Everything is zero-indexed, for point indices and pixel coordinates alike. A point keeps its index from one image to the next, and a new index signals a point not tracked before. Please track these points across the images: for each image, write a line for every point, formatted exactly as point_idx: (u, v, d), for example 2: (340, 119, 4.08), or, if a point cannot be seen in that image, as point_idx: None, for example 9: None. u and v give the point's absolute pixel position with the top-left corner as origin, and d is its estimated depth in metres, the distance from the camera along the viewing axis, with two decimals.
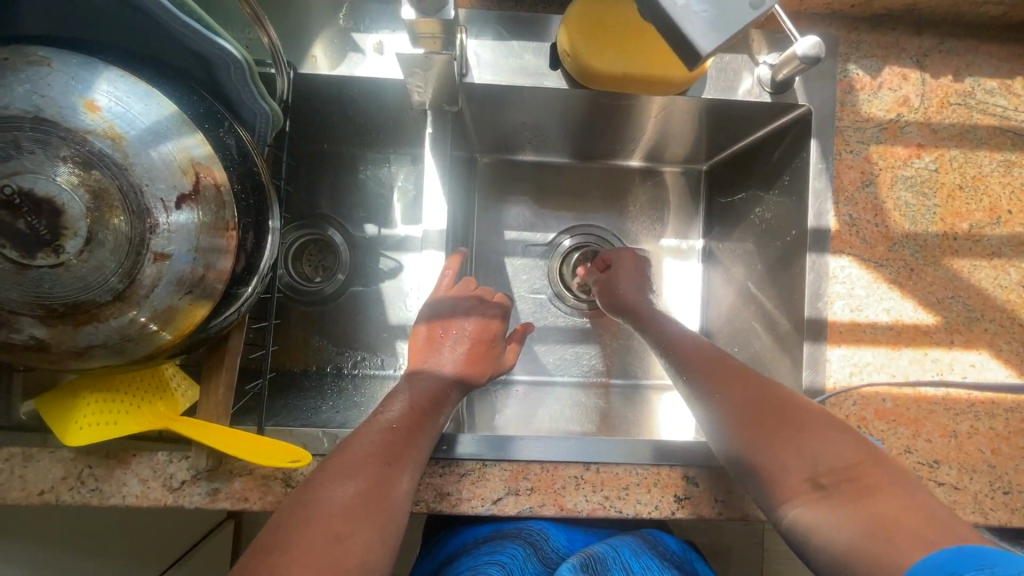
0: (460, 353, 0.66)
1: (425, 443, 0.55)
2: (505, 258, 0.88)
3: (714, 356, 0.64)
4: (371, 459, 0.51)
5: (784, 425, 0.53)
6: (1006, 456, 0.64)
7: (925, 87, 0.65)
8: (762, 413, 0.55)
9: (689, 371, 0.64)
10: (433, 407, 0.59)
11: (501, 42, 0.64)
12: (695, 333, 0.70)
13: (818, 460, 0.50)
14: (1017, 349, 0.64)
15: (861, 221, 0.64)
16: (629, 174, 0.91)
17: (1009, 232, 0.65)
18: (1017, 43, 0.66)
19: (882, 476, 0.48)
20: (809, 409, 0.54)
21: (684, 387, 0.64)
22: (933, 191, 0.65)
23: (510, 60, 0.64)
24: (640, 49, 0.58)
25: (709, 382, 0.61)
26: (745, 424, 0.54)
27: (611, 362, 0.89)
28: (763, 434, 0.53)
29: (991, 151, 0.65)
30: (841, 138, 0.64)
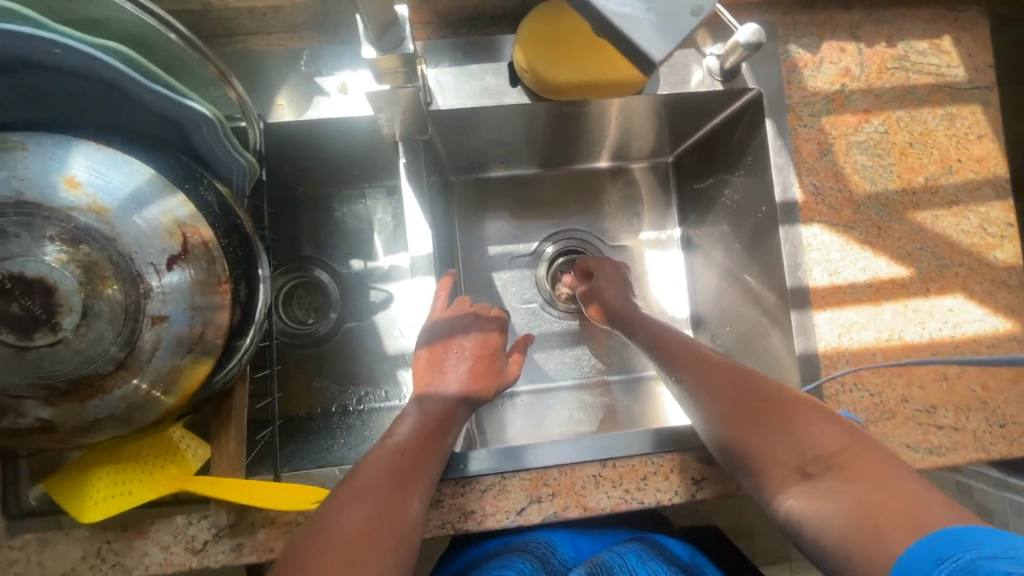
0: (464, 370, 0.68)
1: (437, 459, 0.56)
2: (492, 274, 0.90)
3: (702, 353, 0.66)
4: (380, 482, 0.51)
5: (771, 418, 0.55)
6: (996, 391, 0.67)
7: (863, 56, 0.69)
8: (752, 408, 0.57)
9: (677, 371, 0.66)
10: (439, 425, 0.60)
11: (459, 67, 0.66)
12: (679, 331, 0.72)
13: (805, 450, 0.52)
14: (988, 288, 0.68)
15: (825, 189, 0.67)
16: (600, 175, 0.93)
17: (962, 180, 0.69)
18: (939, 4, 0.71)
19: (869, 458, 0.49)
20: (796, 399, 0.56)
21: (674, 385, 0.66)
22: (887, 152, 0.68)
23: (471, 83, 0.66)
24: (591, 56, 0.61)
25: (699, 380, 0.62)
26: (736, 420, 0.56)
27: (610, 359, 0.91)
28: (751, 427, 0.55)
29: (933, 107, 0.69)
30: (794, 114, 0.67)
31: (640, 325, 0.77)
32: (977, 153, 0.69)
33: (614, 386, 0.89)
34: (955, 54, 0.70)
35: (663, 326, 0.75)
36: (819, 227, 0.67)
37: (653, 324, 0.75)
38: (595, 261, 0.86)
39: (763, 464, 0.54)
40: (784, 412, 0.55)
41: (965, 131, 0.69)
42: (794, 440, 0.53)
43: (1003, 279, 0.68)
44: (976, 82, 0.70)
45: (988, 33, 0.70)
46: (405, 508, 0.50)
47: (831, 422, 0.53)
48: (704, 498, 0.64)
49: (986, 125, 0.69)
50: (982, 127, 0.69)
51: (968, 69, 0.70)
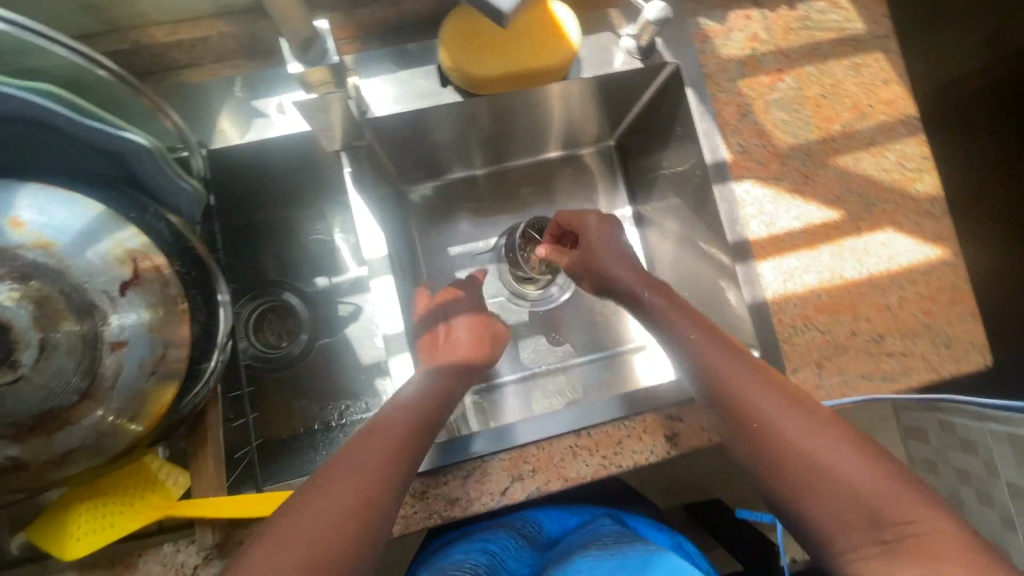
0: (466, 334, 0.74)
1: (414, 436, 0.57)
2: (456, 274, 0.92)
3: (750, 374, 0.58)
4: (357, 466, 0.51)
5: (836, 468, 0.50)
6: (936, 314, 0.71)
7: (768, 20, 0.73)
8: (812, 455, 0.51)
9: (724, 388, 0.58)
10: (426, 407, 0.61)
11: (390, 74, 0.69)
12: (718, 332, 0.63)
13: (875, 511, 0.48)
14: (914, 220, 0.72)
15: (751, 147, 0.71)
16: (548, 165, 0.96)
17: (875, 122, 0.73)
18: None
19: (934, 521, 0.47)
20: (859, 445, 0.51)
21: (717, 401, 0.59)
22: (803, 106, 0.72)
23: (404, 87, 0.69)
24: (511, 48, 0.64)
25: (748, 412, 0.56)
26: (787, 470, 0.52)
27: (582, 341, 0.93)
28: (814, 476, 0.51)
29: (839, 60, 0.74)
30: (711, 81, 0.71)
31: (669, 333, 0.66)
32: (885, 97, 0.74)
33: (589, 366, 0.92)
34: (852, 9, 0.75)
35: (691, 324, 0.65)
36: (746, 180, 0.71)
37: (679, 325, 0.66)
38: (579, 223, 0.79)
39: (823, 522, 0.50)
40: (839, 459, 0.50)
41: (872, 78, 0.74)
42: (855, 499, 0.49)
43: (927, 210, 0.73)
44: (874, 31, 0.75)
45: None
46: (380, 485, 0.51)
47: (876, 463, 0.50)
48: (679, 453, 0.66)
49: (889, 70, 0.74)
50: (886, 72, 0.74)
51: (866, 21, 0.75)
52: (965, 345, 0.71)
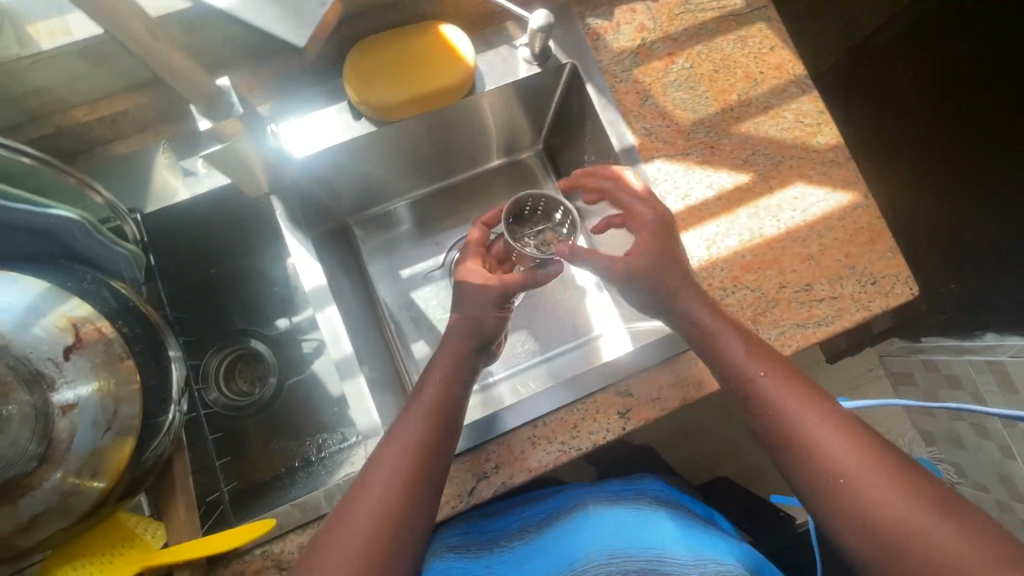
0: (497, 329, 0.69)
1: (425, 458, 0.58)
2: (411, 294, 0.94)
3: (820, 413, 0.56)
4: (380, 498, 0.54)
5: (876, 503, 0.50)
6: (857, 255, 0.75)
7: (652, 10, 0.78)
8: (879, 506, 0.49)
9: (784, 423, 0.56)
10: (440, 415, 0.61)
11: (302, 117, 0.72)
12: (787, 369, 0.60)
13: (910, 547, 0.47)
14: (820, 171, 0.76)
15: (656, 129, 0.75)
16: (486, 177, 1.00)
17: (769, 87, 0.78)
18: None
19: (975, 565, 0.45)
20: (914, 489, 0.49)
21: (773, 437, 0.57)
22: (698, 83, 0.77)
23: (317, 125, 0.72)
24: (411, 73, 0.68)
25: (813, 455, 0.54)
26: (847, 514, 0.51)
27: (544, 338, 0.96)
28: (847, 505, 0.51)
29: (725, 36, 0.78)
30: (609, 74, 0.76)
31: (725, 364, 0.62)
32: (774, 62, 0.78)
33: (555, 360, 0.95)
34: None
35: (759, 360, 0.60)
36: (656, 160, 0.74)
37: (743, 358, 0.61)
38: None
39: (842, 535, 0.51)
40: (908, 512, 0.48)
41: (759, 47, 0.79)
42: (906, 550, 0.48)
43: (831, 159, 0.77)
44: (753, 5, 0.80)
45: None
46: (399, 510, 0.54)
47: (929, 503, 0.49)
48: (635, 427, 0.68)
49: (774, 37, 0.79)
50: (771, 39, 0.79)
51: None
52: (891, 279, 0.74)
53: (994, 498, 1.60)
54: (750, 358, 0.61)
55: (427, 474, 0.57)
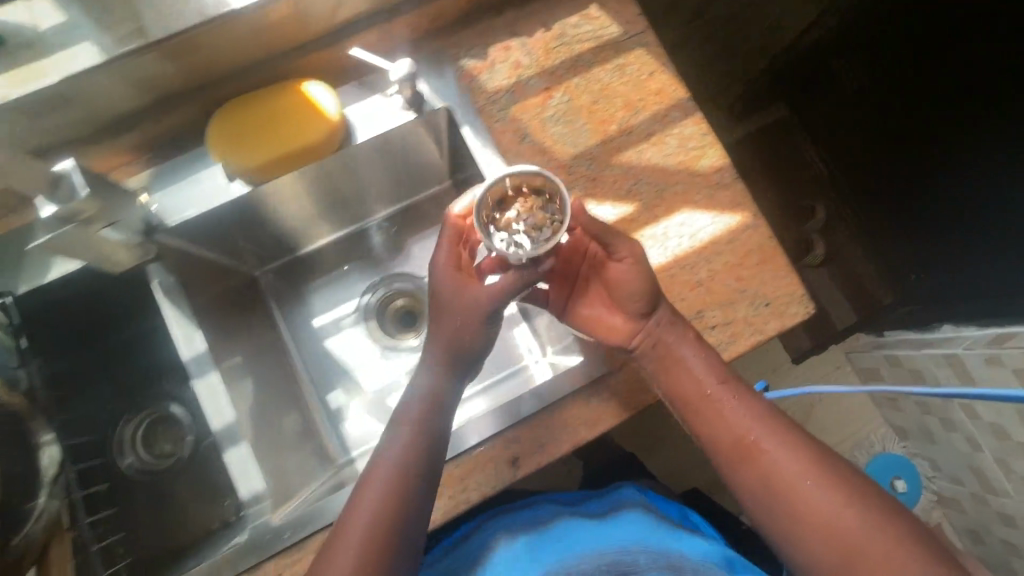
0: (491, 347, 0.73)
1: (416, 471, 0.65)
2: (325, 341, 0.95)
3: (763, 425, 0.68)
4: (377, 511, 0.62)
5: (798, 494, 0.64)
6: (749, 277, 0.73)
7: (527, 46, 0.77)
8: (814, 507, 0.63)
9: (730, 431, 0.68)
10: (422, 442, 0.67)
11: (175, 185, 0.72)
12: (733, 383, 0.70)
13: (827, 526, 0.62)
14: (706, 194, 0.75)
15: (536, 166, 0.74)
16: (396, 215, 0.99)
17: (650, 114, 0.77)
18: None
19: (874, 539, 0.61)
20: (828, 480, 0.64)
21: (724, 443, 0.69)
22: (577, 115, 0.76)
23: (191, 192, 0.72)
24: (276, 131, 0.68)
25: (760, 465, 0.66)
26: (791, 512, 0.64)
27: None
28: (780, 496, 0.65)
29: (602, 65, 0.78)
30: (485, 114, 0.75)
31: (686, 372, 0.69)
32: (655, 87, 0.78)
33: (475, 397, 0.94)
34: (606, 15, 0.79)
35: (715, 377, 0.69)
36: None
37: (697, 374, 0.70)
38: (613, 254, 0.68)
39: (778, 520, 0.65)
40: (839, 511, 0.62)
41: (639, 74, 0.78)
42: (825, 529, 0.62)
43: (717, 182, 0.76)
44: (631, 31, 0.79)
45: None
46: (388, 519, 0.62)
47: (839, 491, 0.63)
48: (522, 476, 0.71)
49: (654, 62, 0.78)
50: (651, 64, 0.78)
51: (620, 24, 0.79)
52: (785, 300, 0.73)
53: (970, 490, 1.57)
54: (702, 374, 0.69)
55: (417, 483, 0.64)
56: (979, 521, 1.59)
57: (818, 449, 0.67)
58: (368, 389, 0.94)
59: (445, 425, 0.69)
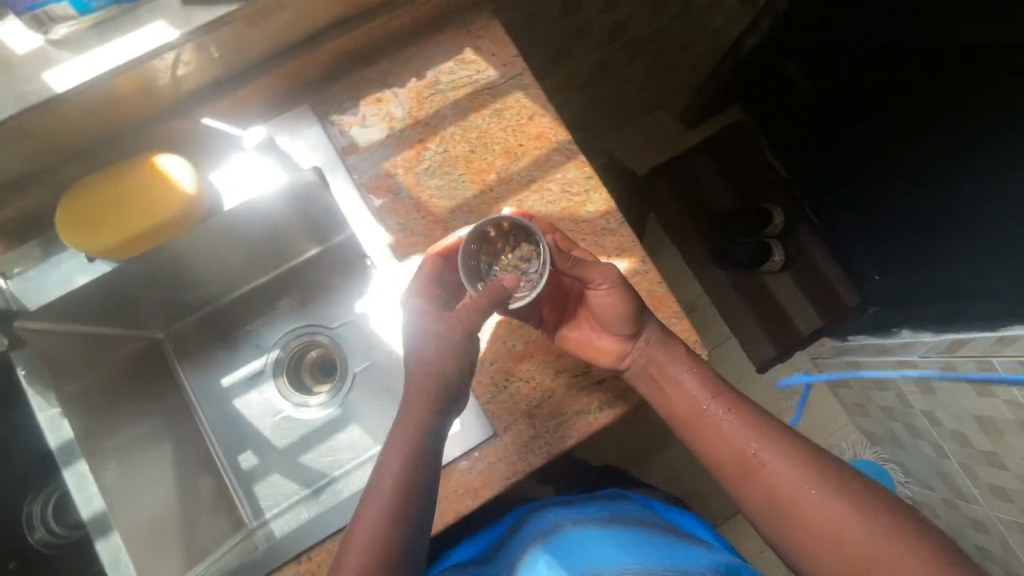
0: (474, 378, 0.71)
1: (424, 458, 0.61)
2: (233, 402, 0.92)
3: (759, 429, 0.67)
4: (387, 505, 0.59)
5: (807, 507, 0.62)
6: (638, 326, 0.71)
7: (400, 97, 0.75)
8: (818, 515, 0.62)
9: (734, 443, 0.67)
10: (415, 467, 0.60)
11: (41, 267, 0.80)
12: (729, 396, 0.70)
13: (839, 538, 0.60)
14: (590, 241, 0.72)
15: (411, 222, 0.72)
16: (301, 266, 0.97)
17: (530, 160, 0.74)
18: (445, 18, 0.77)
19: (891, 551, 0.58)
20: (838, 490, 0.62)
21: (730, 456, 0.67)
22: (453, 166, 0.73)
23: (51, 274, 0.80)
24: (124, 213, 0.66)
25: (759, 480, 0.65)
26: (790, 518, 0.63)
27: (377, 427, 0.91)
28: (789, 510, 0.63)
29: (479, 112, 0.75)
30: (357, 171, 0.73)
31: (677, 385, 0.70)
32: (534, 132, 0.75)
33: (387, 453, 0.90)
34: (481, 59, 0.76)
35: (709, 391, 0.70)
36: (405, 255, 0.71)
37: (689, 391, 0.70)
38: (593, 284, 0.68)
39: (791, 533, 0.63)
40: (837, 515, 0.61)
41: (517, 119, 0.75)
42: (837, 542, 0.60)
43: (602, 227, 0.73)
44: (507, 74, 0.76)
45: (501, 30, 0.77)
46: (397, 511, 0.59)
47: (851, 501, 0.61)
48: None
49: (532, 105, 0.75)
50: (529, 107, 0.75)
51: (496, 67, 0.76)
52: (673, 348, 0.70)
53: (941, 496, 1.52)
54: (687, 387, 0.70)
55: (425, 471, 0.61)
56: (954, 528, 1.54)
57: (824, 458, 0.65)
58: (277, 448, 0.91)
59: (439, 449, 0.63)
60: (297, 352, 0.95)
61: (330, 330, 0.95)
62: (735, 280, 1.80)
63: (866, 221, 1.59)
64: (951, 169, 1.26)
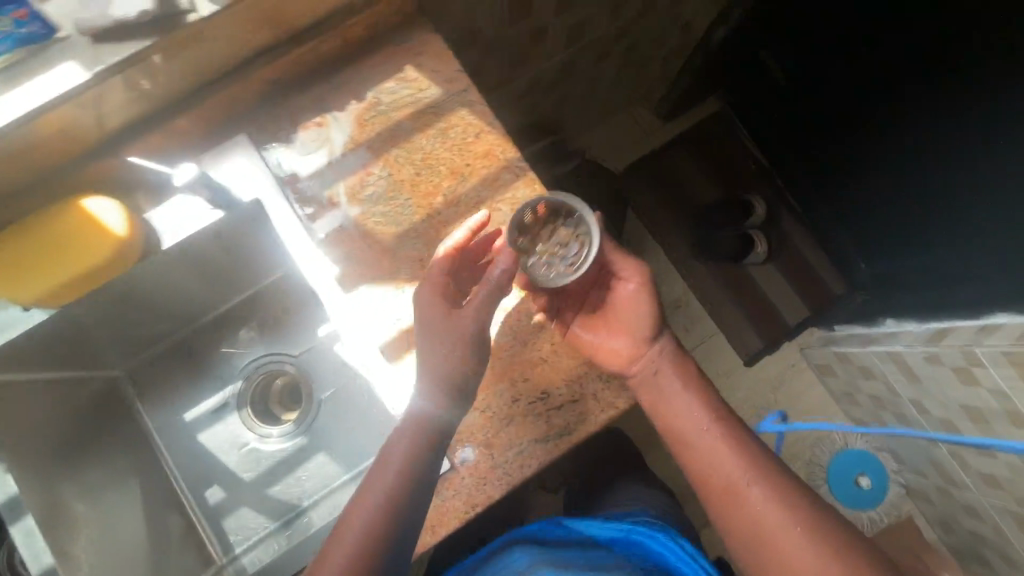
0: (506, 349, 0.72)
1: (428, 443, 0.63)
2: (198, 436, 0.91)
3: (748, 455, 0.71)
4: (404, 462, 0.62)
5: (780, 540, 0.67)
6: None
7: (340, 120, 0.72)
8: (789, 551, 0.66)
9: (730, 464, 0.71)
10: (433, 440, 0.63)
11: None
12: (733, 422, 0.74)
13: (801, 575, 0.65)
14: None
15: (357, 251, 0.69)
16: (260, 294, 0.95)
17: (478, 180, 0.71)
18: (384, 36, 0.74)
19: None
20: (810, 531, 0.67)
21: (725, 474, 0.71)
22: (399, 190, 0.71)
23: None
24: (59, 259, 0.64)
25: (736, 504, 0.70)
26: (762, 546, 0.68)
27: (345, 455, 0.89)
28: (762, 539, 0.68)
29: (423, 132, 0.72)
30: (299, 201, 0.70)
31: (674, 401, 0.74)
32: (482, 150, 0.72)
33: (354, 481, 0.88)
34: (423, 77, 0.73)
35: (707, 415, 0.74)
36: (353, 285, 0.69)
37: (696, 409, 0.74)
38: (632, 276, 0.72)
39: (760, 561, 0.68)
40: (801, 548, 0.66)
41: (463, 137, 0.72)
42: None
43: None
44: (451, 91, 0.73)
45: (443, 45, 0.74)
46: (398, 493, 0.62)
47: (819, 545, 0.66)
48: None
49: (479, 122, 0.73)
50: (475, 124, 0.73)
51: (439, 84, 0.73)
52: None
53: (934, 483, 1.50)
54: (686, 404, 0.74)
55: (429, 457, 0.63)
56: (949, 515, 1.52)
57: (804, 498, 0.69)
58: (244, 482, 0.89)
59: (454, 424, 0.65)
60: (262, 381, 0.93)
61: (295, 358, 0.93)
62: (719, 274, 1.78)
63: (848, 209, 1.56)
64: (928, 158, 1.23)
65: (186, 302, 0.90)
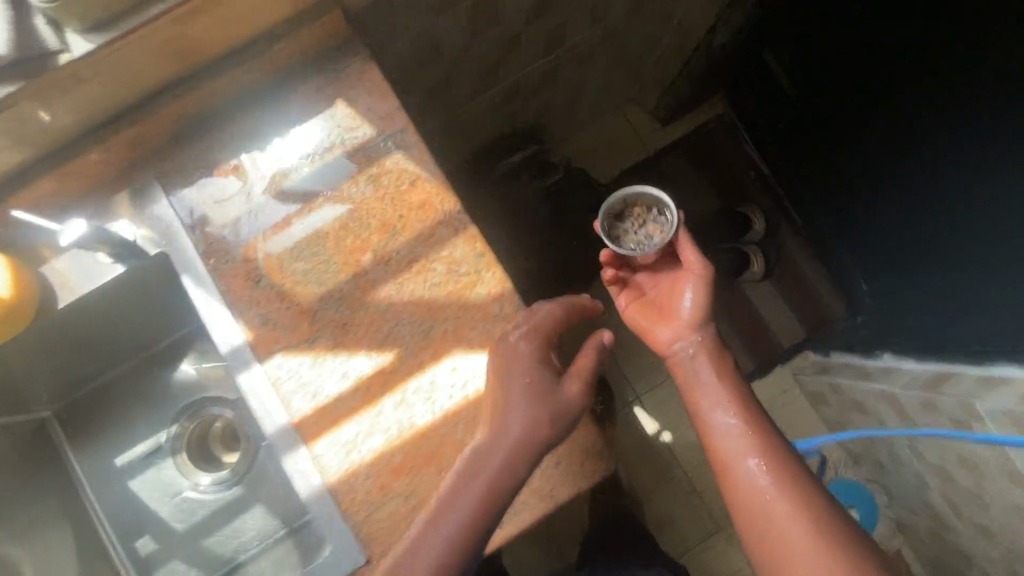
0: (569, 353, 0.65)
1: (554, 424, 0.58)
2: (128, 482, 0.85)
3: (770, 444, 0.68)
4: (495, 476, 0.56)
5: (795, 545, 0.61)
6: None
7: (260, 163, 0.64)
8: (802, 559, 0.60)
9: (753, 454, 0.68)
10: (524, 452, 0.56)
11: None
12: (758, 413, 0.71)
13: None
14: (483, 331, 0.62)
15: (273, 314, 0.62)
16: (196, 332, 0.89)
17: (411, 235, 0.63)
18: (310, 65, 0.65)
19: None
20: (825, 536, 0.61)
21: (745, 466, 0.67)
22: (323, 245, 0.63)
23: None
24: None
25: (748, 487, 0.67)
26: (771, 551, 0.63)
27: (281, 508, 0.84)
28: (777, 542, 0.63)
29: (352, 178, 0.64)
30: (210, 255, 0.63)
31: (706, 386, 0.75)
32: (417, 200, 0.64)
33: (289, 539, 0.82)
34: (354, 114, 0.65)
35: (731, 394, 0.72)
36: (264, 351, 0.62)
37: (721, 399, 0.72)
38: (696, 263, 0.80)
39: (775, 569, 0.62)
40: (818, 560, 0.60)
41: (397, 185, 0.64)
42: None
43: (496, 313, 0.62)
44: (384, 130, 0.65)
45: (377, 78, 0.66)
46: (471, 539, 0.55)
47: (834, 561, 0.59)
48: None
49: (415, 169, 0.64)
50: (411, 171, 0.64)
51: (372, 123, 0.65)
52: (580, 453, 0.62)
53: (927, 523, 1.42)
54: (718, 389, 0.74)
55: (525, 465, 0.56)
56: (942, 556, 1.44)
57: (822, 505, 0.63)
58: (177, 532, 0.85)
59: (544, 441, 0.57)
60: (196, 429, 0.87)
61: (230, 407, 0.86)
62: (711, 292, 1.68)
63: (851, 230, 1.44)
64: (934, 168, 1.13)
65: (110, 344, 0.84)
